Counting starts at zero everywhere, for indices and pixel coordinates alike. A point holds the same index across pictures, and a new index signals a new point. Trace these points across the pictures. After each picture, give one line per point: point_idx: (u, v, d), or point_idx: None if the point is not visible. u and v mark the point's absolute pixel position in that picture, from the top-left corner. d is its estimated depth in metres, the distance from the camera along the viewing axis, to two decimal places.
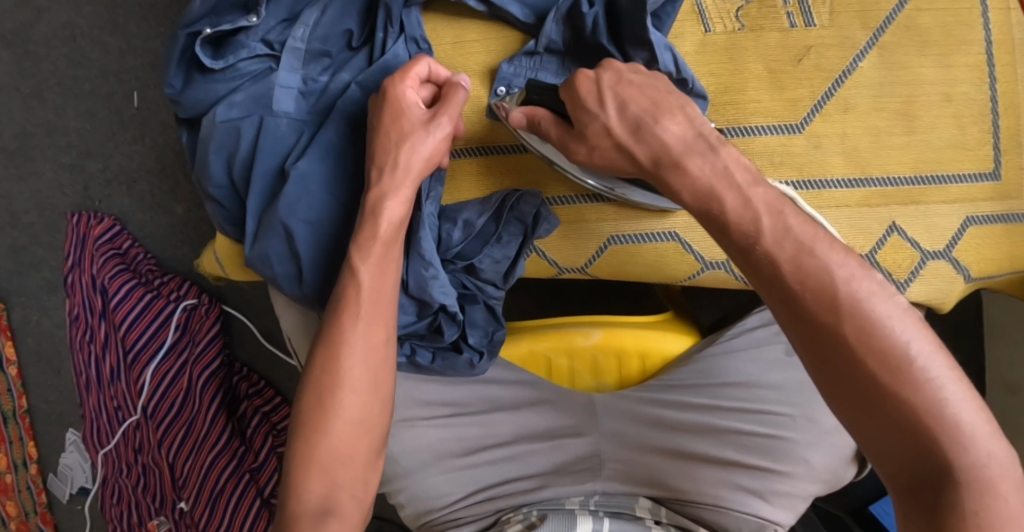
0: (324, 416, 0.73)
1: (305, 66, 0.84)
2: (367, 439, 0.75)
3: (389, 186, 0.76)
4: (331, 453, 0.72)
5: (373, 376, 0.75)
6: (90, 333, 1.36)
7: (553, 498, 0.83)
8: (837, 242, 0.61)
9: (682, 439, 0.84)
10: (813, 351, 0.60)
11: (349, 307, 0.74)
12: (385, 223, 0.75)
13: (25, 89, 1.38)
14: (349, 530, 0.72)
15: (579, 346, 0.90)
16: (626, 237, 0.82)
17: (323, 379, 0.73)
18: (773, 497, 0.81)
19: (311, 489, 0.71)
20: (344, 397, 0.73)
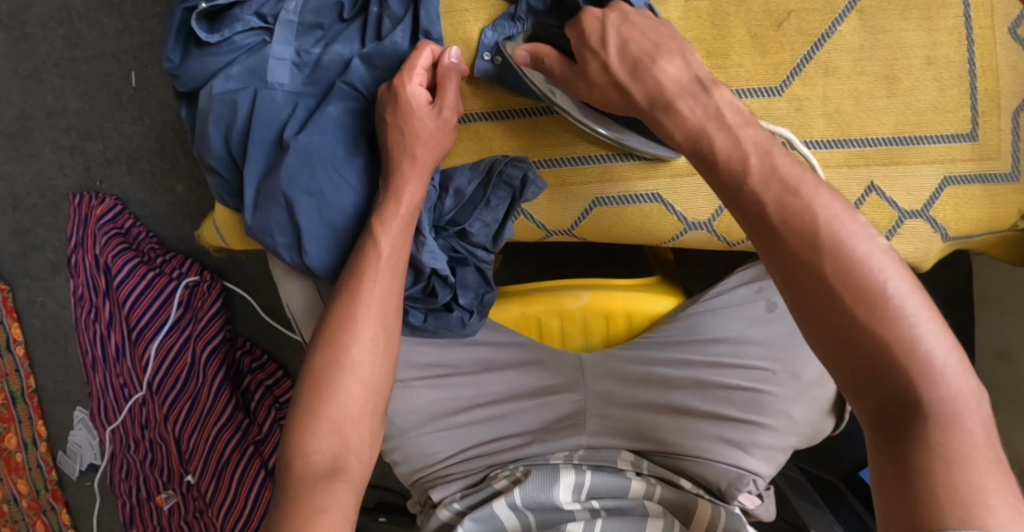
0: (336, 374, 0.77)
1: (299, 38, 0.87)
2: (376, 401, 0.78)
3: (404, 170, 0.80)
4: (340, 411, 0.76)
5: (378, 345, 0.79)
6: (95, 313, 1.39)
7: (540, 453, 0.87)
8: (823, 183, 0.63)
9: (668, 396, 0.87)
10: (798, 305, 0.61)
11: (361, 277, 0.79)
12: (405, 202, 0.80)
13: (23, 71, 1.40)
14: (356, 489, 0.74)
15: (569, 308, 0.93)
16: (612, 199, 0.84)
17: (336, 343, 0.77)
18: (753, 448, 0.84)
19: (321, 447, 0.74)
20: (353, 358, 0.77)
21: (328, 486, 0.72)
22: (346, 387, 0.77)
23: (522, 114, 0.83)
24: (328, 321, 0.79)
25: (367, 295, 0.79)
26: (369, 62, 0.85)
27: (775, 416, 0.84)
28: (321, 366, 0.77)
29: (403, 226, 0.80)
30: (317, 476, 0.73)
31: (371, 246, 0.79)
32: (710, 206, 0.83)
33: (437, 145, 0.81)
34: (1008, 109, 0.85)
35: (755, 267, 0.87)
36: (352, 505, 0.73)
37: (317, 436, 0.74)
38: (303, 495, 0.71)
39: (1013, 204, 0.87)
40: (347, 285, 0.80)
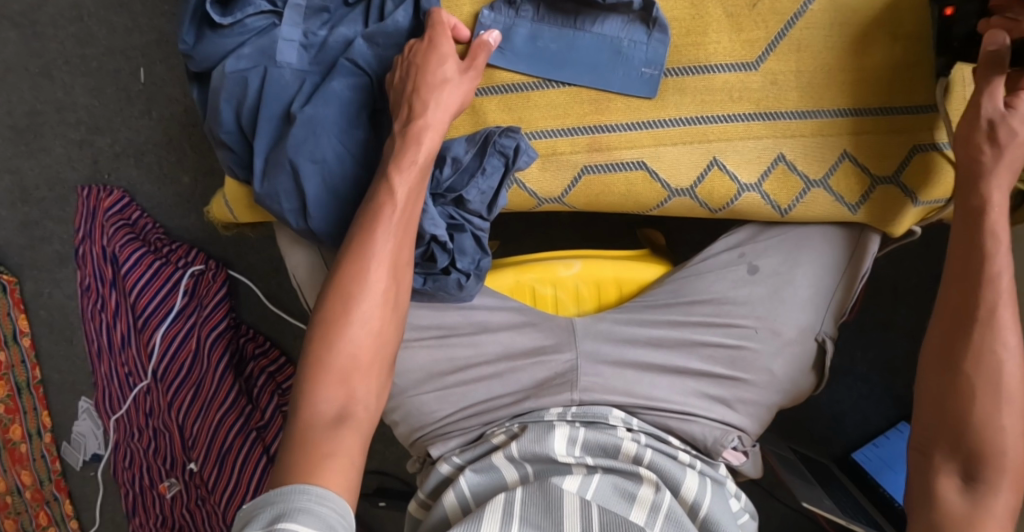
0: (344, 325, 0.81)
1: (306, 20, 0.92)
2: (381, 353, 0.83)
3: (428, 113, 0.84)
4: (349, 357, 0.80)
5: (387, 295, 0.83)
6: (102, 303, 1.44)
7: (534, 409, 0.92)
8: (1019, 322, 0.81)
9: (658, 355, 0.91)
10: (943, 329, 0.83)
11: (374, 228, 0.83)
12: (425, 146, 0.84)
13: (34, 68, 1.45)
14: (362, 438, 0.79)
15: (561, 276, 0.98)
16: (599, 167, 0.89)
17: (347, 291, 0.82)
18: (736, 403, 0.91)
19: (328, 398, 0.79)
20: (363, 311, 0.82)
21: (339, 431, 0.78)
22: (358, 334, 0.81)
23: (515, 88, 0.89)
24: (339, 267, 0.83)
25: (381, 244, 0.83)
26: (372, 42, 0.91)
27: (757, 372, 0.90)
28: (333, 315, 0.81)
29: (420, 172, 0.84)
30: (325, 424, 0.77)
31: (387, 193, 0.83)
32: (692, 173, 0.88)
33: (459, 96, 0.86)
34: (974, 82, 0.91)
35: (737, 235, 0.92)
36: (358, 453, 0.78)
37: (324, 390, 0.79)
38: (314, 443, 0.76)
39: None
40: (358, 234, 0.84)
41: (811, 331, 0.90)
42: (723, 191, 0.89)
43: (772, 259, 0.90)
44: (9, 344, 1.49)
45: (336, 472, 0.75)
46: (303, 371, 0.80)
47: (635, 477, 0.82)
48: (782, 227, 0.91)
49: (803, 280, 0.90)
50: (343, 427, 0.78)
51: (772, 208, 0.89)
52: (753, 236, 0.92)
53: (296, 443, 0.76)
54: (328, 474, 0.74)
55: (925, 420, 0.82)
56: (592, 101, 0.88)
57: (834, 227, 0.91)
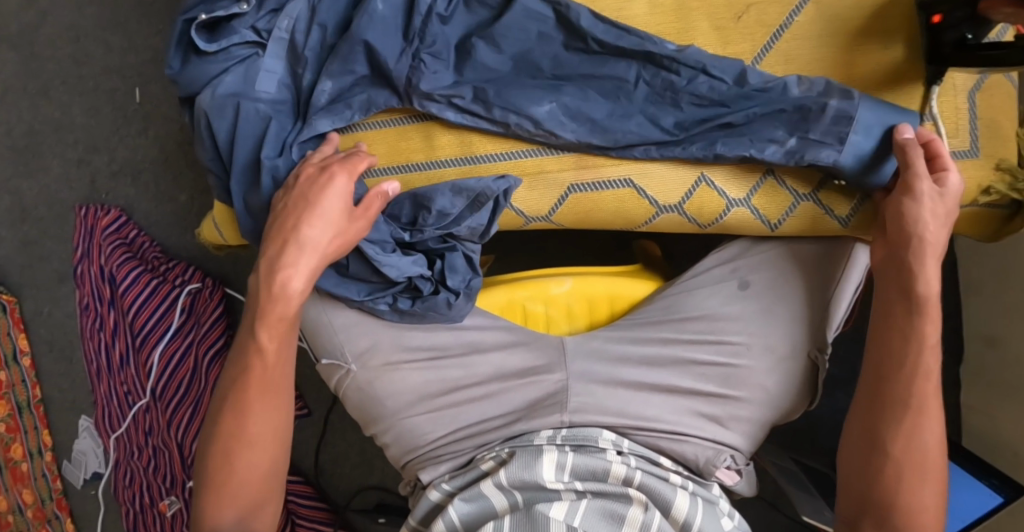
0: (237, 450, 0.86)
1: (288, 55, 0.93)
2: (274, 463, 0.89)
3: (296, 261, 0.84)
4: (243, 479, 0.87)
5: (274, 407, 0.88)
6: (99, 321, 1.44)
7: (524, 432, 0.91)
8: (902, 415, 0.83)
9: (649, 373, 0.91)
10: (883, 305, 0.85)
11: (247, 371, 0.86)
12: (294, 302, 0.85)
13: (32, 88, 1.46)
14: None
15: (553, 294, 0.97)
16: (586, 185, 0.89)
17: (233, 429, 0.86)
18: (729, 422, 0.90)
19: (224, 519, 0.87)
20: (248, 443, 0.87)
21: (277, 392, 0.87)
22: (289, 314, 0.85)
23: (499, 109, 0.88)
24: (227, 394, 0.87)
25: (257, 389, 0.86)
26: (336, 77, 0.90)
27: (749, 389, 0.89)
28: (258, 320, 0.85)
29: (287, 325, 0.86)
30: None
31: (253, 334, 0.85)
32: (677, 191, 0.87)
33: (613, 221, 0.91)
34: (964, 89, 0.94)
35: (730, 249, 0.92)
36: None
37: (224, 512, 0.87)
38: None
39: (974, 178, 0.94)
40: (241, 369, 0.87)
41: (800, 349, 0.89)
42: (711, 207, 0.88)
43: (762, 275, 0.90)
44: (9, 364, 1.48)
45: None
46: (199, 485, 0.88)
47: (624, 499, 0.82)
48: (772, 241, 0.90)
49: (795, 297, 0.89)
50: None
51: (761, 222, 0.88)
52: (746, 251, 0.91)
53: None
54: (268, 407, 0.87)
55: (851, 484, 0.87)
56: None
57: (824, 243, 0.89)
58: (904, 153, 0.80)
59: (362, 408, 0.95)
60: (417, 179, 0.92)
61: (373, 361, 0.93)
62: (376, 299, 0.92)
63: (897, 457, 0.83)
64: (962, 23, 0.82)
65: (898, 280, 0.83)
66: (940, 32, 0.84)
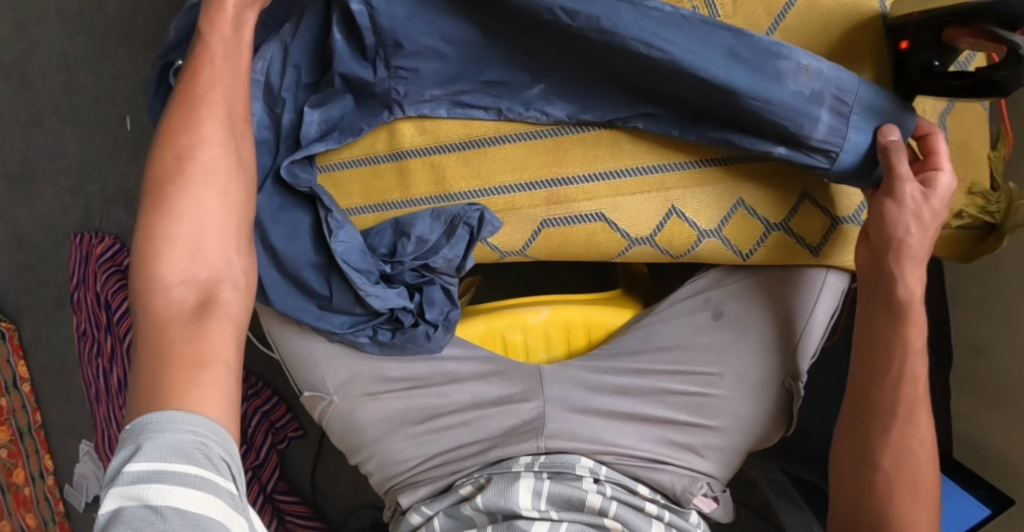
0: (170, 265, 0.72)
1: None
2: (223, 280, 0.74)
3: (206, 128, 0.77)
4: (180, 295, 0.72)
5: (219, 192, 0.76)
6: (97, 347, 1.45)
7: (501, 458, 0.93)
8: (892, 423, 0.85)
9: (625, 402, 0.92)
10: (868, 314, 0.85)
11: (186, 176, 0.75)
12: (217, 77, 0.79)
13: (25, 118, 1.48)
14: (232, 366, 0.71)
15: (531, 323, 0.99)
16: (558, 220, 0.90)
17: (165, 235, 0.73)
18: (704, 449, 0.91)
19: (177, 340, 0.70)
20: (183, 254, 0.73)
21: (197, 382, 0.68)
22: (179, 282, 0.72)
23: (474, 144, 0.90)
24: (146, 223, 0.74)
25: (199, 184, 0.75)
26: (322, 107, 0.89)
27: (722, 417, 0.90)
28: (141, 314, 0.71)
29: (224, 101, 0.79)
30: (183, 362, 0.69)
31: (193, 135, 0.77)
32: (648, 223, 0.89)
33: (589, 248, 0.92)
34: (934, 112, 0.90)
35: (704, 279, 0.93)
36: (230, 383, 0.70)
37: (174, 329, 0.70)
38: (177, 383, 0.68)
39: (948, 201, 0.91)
40: (164, 188, 0.75)
41: (776, 377, 0.90)
42: (682, 238, 0.89)
43: (735, 304, 0.91)
44: (10, 390, 1.50)
45: (208, 387, 0.68)
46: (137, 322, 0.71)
47: None
48: (745, 271, 0.91)
49: (769, 325, 0.90)
50: (206, 361, 0.69)
51: (733, 253, 0.89)
52: (720, 280, 0.92)
53: (151, 397, 0.67)
54: (202, 397, 0.68)
55: (843, 502, 0.88)
56: (544, 155, 0.89)
57: (797, 271, 0.89)
58: (887, 157, 0.79)
59: (345, 436, 0.96)
60: (394, 217, 0.93)
61: (354, 390, 0.94)
62: (357, 332, 0.92)
63: (891, 469, 0.85)
64: (926, 49, 0.81)
65: (877, 287, 0.83)
66: (908, 57, 0.83)
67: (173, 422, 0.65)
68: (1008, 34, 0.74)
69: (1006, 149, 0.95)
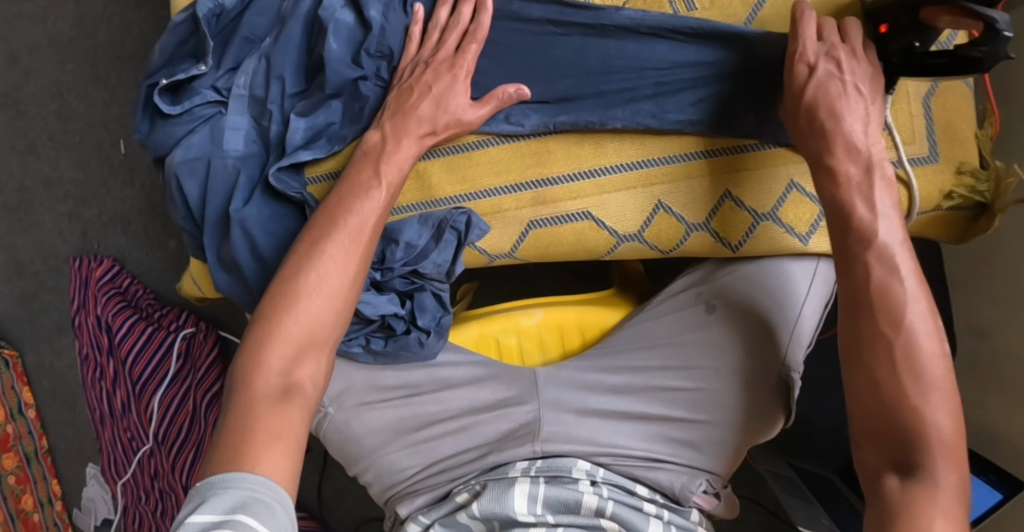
0: (303, 303, 0.80)
1: (251, 109, 0.96)
2: (333, 331, 0.81)
3: (370, 189, 0.84)
4: (295, 337, 0.79)
5: (362, 252, 0.83)
6: (100, 371, 1.46)
7: (498, 463, 0.92)
8: (899, 289, 0.77)
9: (620, 402, 0.93)
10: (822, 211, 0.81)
11: (337, 225, 0.82)
12: (408, 150, 0.85)
13: (20, 146, 1.48)
14: (308, 409, 0.79)
15: (524, 325, 1.01)
16: (545, 221, 0.90)
17: (311, 274, 0.80)
18: (704, 446, 0.90)
19: (270, 371, 0.77)
20: (315, 299, 0.80)
21: (267, 448, 0.73)
22: (277, 371, 0.77)
23: (456, 148, 0.90)
24: (295, 257, 0.82)
25: (346, 230, 0.82)
26: (308, 116, 0.93)
27: (719, 413, 0.90)
28: (237, 385, 0.77)
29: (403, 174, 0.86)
30: (272, 397, 0.76)
31: (358, 195, 0.84)
32: (635, 221, 0.89)
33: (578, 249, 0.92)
34: (918, 95, 0.90)
35: (694, 276, 0.95)
36: (304, 426, 0.77)
37: (272, 360, 0.77)
38: (260, 415, 0.75)
39: (937, 184, 0.90)
40: (320, 232, 0.82)
41: (775, 367, 0.88)
42: (670, 233, 0.89)
43: (727, 298, 0.91)
44: (15, 417, 1.49)
45: (283, 445, 0.74)
46: (248, 344, 0.78)
47: None
48: (739, 263, 0.91)
49: (763, 314, 0.89)
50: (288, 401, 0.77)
51: (722, 246, 0.89)
52: (711, 274, 0.93)
53: (237, 418, 0.75)
54: (269, 458, 0.73)
55: (868, 399, 0.78)
56: (533, 155, 0.89)
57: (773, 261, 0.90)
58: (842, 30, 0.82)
59: (341, 448, 0.96)
60: None
61: (349, 402, 0.94)
62: (350, 341, 0.92)
63: (901, 353, 0.77)
64: (907, 31, 0.80)
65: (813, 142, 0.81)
66: (887, 41, 0.82)
67: (235, 481, 0.70)
68: (985, 9, 0.74)
69: (994, 128, 0.93)
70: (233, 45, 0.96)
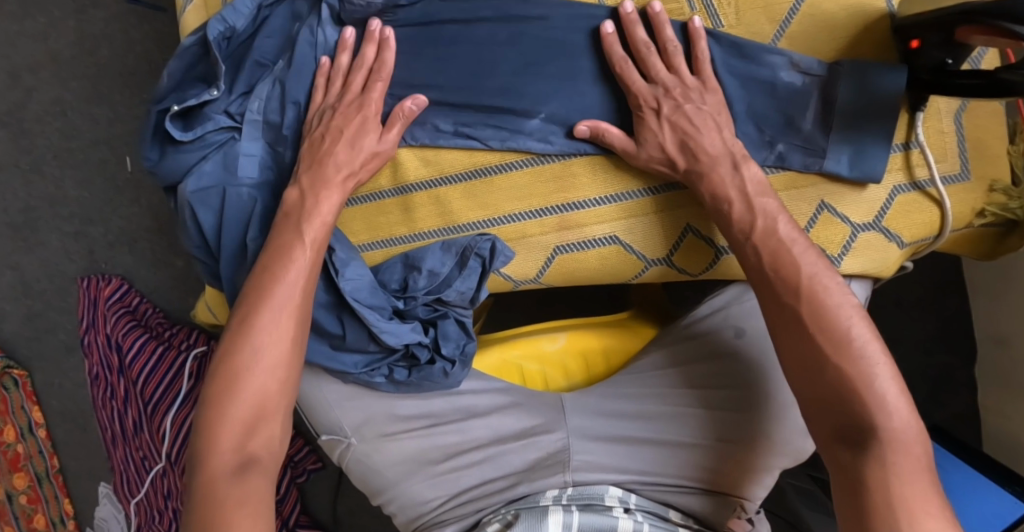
0: (249, 374, 0.79)
1: (265, 135, 0.94)
2: (283, 396, 0.81)
3: (296, 254, 0.83)
4: (247, 411, 0.79)
5: (300, 313, 0.82)
6: (110, 390, 1.43)
7: (527, 494, 0.90)
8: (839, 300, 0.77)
9: (650, 430, 0.91)
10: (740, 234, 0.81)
11: (273, 293, 0.81)
12: (330, 198, 0.85)
13: (24, 164, 1.46)
14: (270, 479, 0.79)
15: (546, 351, 1.00)
16: (570, 246, 0.88)
17: (251, 345, 0.80)
18: (736, 473, 0.87)
19: (225, 450, 0.77)
20: (257, 371, 0.80)
21: (229, 530, 0.74)
22: (230, 449, 0.78)
23: (478, 173, 0.88)
24: (234, 328, 0.81)
25: (284, 295, 0.82)
26: None
27: (751, 440, 0.87)
28: (195, 467, 0.77)
29: (327, 224, 0.85)
30: (230, 474, 0.76)
31: (287, 260, 0.83)
32: (664, 243, 0.87)
33: (604, 273, 0.90)
34: (949, 112, 0.87)
35: (724, 296, 0.92)
36: (268, 496, 0.78)
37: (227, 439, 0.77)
38: (220, 495, 0.76)
39: (967, 202, 0.87)
40: (256, 301, 0.81)
41: None
42: (699, 257, 0.87)
43: (758, 322, 0.89)
44: (25, 436, 1.48)
45: (249, 521, 0.75)
46: (200, 423, 0.78)
47: None
48: None
49: None
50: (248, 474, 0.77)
51: None
52: (738, 297, 0.91)
53: (200, 503, 0.75)
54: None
55: (822, 413, 0.75)
56: (555, 179, 0.87)
57: None
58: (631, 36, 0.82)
59: (365, 479, 0.93)
60: (403, 252, 0.91)
61: (370, 432, 0.92)
62: (372, 371, 0.90)
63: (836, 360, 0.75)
64: (937, 48, 0.78)
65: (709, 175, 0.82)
66: (916, 57, 0.80)
67: None
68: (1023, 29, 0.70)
69: None
70: (245, 70, 0.93)
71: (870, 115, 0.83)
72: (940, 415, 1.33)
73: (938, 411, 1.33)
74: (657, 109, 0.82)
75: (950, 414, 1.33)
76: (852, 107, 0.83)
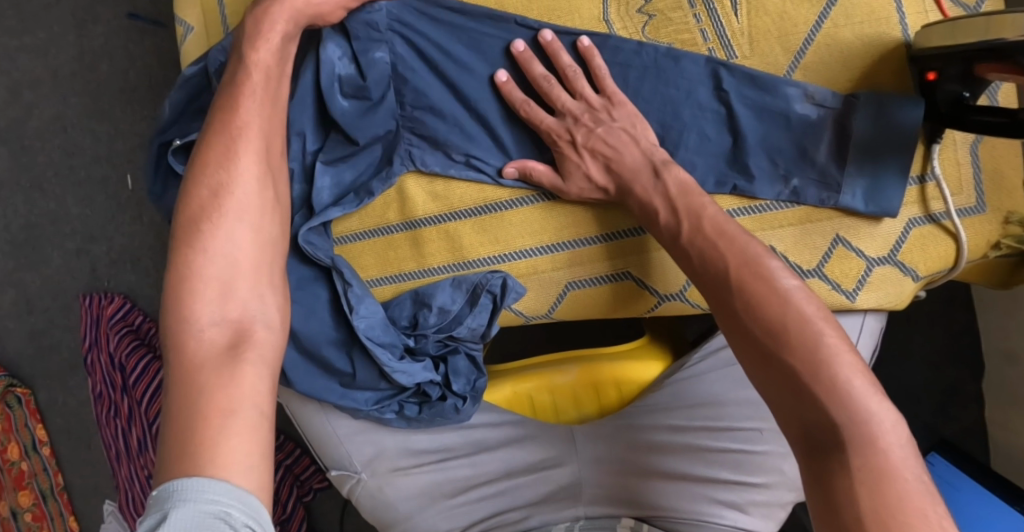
0: (211, 240, 0.72)
1: None
2: (250, 192, 0.75)
3: (247, 100, 0.77)
4: (215, 241, 0.72)
5: (262, 108, 0.78)
6: (114, 409, 1.38)
7: (539, 527, 0.88)
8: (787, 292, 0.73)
9: (669, 463, 0.90)
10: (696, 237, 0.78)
11: (235, 99, 0.77)
12: (265, 70, 0.78)
13: (25, 181, 1.44)
14: (265, 363, 0.70)
15: (558, 382, 0.99)
16: (584, 281, 0.89)
17: (209, 206, 0.73)
18: (750, 507, 0.88)
19: (204, 323, 0.69)
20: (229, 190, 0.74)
21: (225, 427, 0.64)
22: (209, 320, 0.70)
23: (488, 208, 0.88)
24: (184, 225, 0.73)
25: (243, 166, 0.75)
26: (334, 171, 0.87)
27: (767, 474, 0.88)
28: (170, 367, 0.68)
29: (269, 94, 0.79)
30: (215, 355, 0.68)
31: (239, 116, 0.77)
32: (679, 277, 0.87)
33: (613, 306, 0.90)
34: (964, 142, 0.85)
35: None
36: (262, 376, 0.69)
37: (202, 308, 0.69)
38: (200, 417, 0.64)
39: (983, 234, 0.86)
40: (209, 164, 0.75)
41: None
42: None
43: None
44: (30, 453, 1.44)
45: (243, 427, 0.65)
46: (166, 342, 0.69)
47: None
48: None
49: None
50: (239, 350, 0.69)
51: None
52: None
53: (175, 432, 0.64)
54: (224, 453, 0.63)
55: (790, 407, 0.69)
56: (568, 216, 0.87)
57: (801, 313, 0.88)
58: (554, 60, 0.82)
59: (376, 514, 0.92)
60: (412, 287, 0.90)
61: (381, 467, 0.90)
62: (382, 408, 0.89)
63: (793, 353, 0.70)
64: (954, 81, 0.77)
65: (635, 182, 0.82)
66: (934, 89, 0.79)
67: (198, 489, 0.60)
68: None
69: None
70: None
71: (888, 149, 0.82)
72: (951, 431, 1.32)
73: (950, 428, 1.32)
74: (573, 141, 0.82)
75: (961, 430, 1.31)
76: (868, 140, 0.82)
